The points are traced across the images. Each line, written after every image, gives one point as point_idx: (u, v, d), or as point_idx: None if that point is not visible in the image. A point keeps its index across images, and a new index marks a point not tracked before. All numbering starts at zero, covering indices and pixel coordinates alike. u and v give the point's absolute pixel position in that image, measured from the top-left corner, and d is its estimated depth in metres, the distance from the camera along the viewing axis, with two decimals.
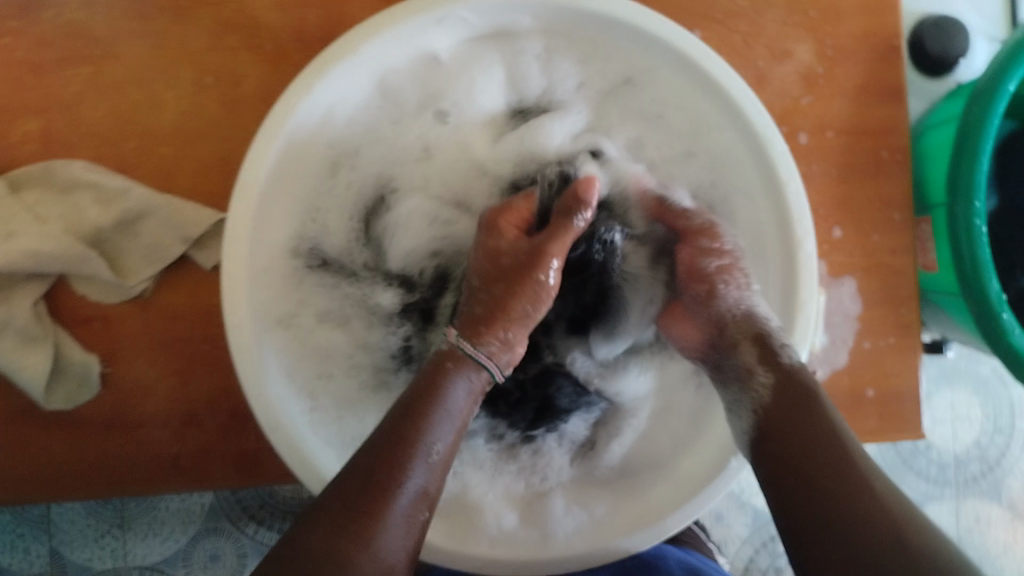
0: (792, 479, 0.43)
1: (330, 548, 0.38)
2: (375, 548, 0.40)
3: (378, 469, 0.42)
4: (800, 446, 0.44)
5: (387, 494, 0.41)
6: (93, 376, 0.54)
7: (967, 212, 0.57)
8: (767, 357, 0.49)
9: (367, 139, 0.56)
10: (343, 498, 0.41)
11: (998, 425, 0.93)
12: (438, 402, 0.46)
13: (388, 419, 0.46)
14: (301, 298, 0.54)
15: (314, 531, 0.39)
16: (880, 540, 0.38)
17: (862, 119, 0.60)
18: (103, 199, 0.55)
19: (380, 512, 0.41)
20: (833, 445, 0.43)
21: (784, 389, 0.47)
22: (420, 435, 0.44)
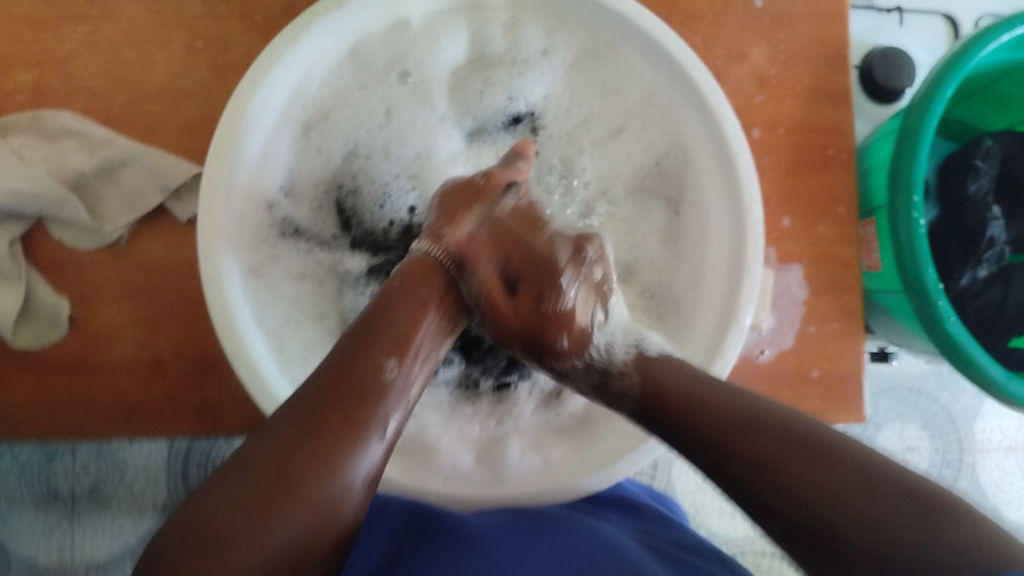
0: (682, 419, 0.44)
1: (282, 458, 0.40)
2: (333, 459, 0.41)
3: (328, 388, 0.44)
4: (701, 409, 0.44)
5: (344, 409, 0.43)
6: (61, 318, 0.57)
7: (906, 205, 0.62)
8: (604, 391, 0.50)
9: (336, 103, 0.57)
10: (301, 412, 0.42)
11: (947, 458, 1.07)
12: (406, 310, 0.49)
13: (361, 319, 0.49)
14: (273, 254, 0.55)
15: (264, 446, 0.41)
16: (776, 466, 0.39)
17: (810, 119, 0.64)
18: (88, 146, 0.59)
19: (343, 425, 0.42)
20: (712, 384, 0.45)
21: (655, 368, 0.48)
22: (371, 353, 0.46)
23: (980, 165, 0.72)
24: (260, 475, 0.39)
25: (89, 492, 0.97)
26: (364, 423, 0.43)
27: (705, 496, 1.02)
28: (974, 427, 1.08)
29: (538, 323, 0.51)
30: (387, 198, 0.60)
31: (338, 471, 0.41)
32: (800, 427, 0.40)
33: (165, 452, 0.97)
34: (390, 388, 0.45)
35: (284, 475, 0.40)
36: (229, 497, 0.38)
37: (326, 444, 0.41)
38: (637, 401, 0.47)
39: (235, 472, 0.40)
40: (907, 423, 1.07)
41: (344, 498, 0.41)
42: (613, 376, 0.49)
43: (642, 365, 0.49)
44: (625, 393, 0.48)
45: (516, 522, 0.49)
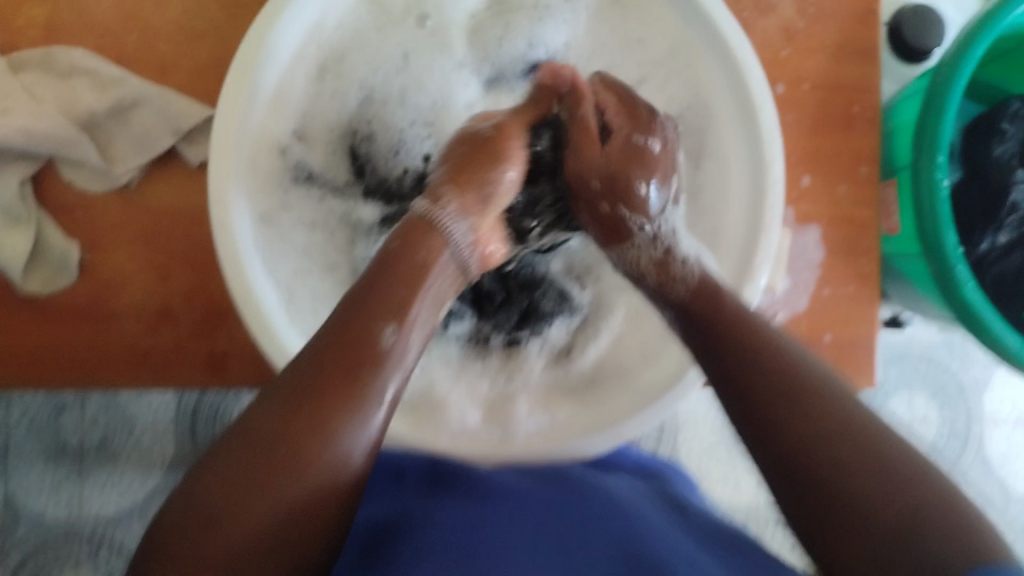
0: (728, 348, 0.45)
1: (282, 433, 0.39)
2: (333, 431, 0.39)
3: (326, 355, 0.41)
4: (746, 347, 0.45)
5: (342, 379, 0.41)
6: (71, 262, 0.56)
7: (930, 165, 0.61)
8: (659, 291, 0.51)
9: (352, 46, 0.56)
10: (297, 379, 0.40)
11: (955, 430, 1.07)
12: (404, 271, 0.46)
13: (360, 279, 0.45)
14: (284, 200, 0.55)
15: (262, 418, 0.39)
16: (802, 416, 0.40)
17: (837, 75, 0.62)
18: (99, 84, 0.58)
19: (339, 399, 0.40)
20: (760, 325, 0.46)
21: (715, 295, 0.48)
22: (371, 318, 0.43)
23: (1007, 128, 0.71)
24: (259, 452, 0.38)
25: (98, 447, 0.97)
26: (365, 391, 0.41)
27: (711, 462, 1.02)
28: (982, 399, 1.07)
29: (617, 168, 0.54)
30: (402, 145, 0.59)
31: (339, 444, 0.39)
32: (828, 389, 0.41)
33: (173, 407, 0.97)
34: (386, 355, 0.43)
35: (275, 445, 0.38)
36: (227, 464, 0.38)
37: (326, 416, 0.39)
38: (687, 299, 0.49)
39: (232, 439, 0.39)
40: (917, 393, 1.06)
41: (346, 472, 0.39)
42: (674, 280, 0.50)
43: (705, 289, 0.49)
44: (683, 293, 0.49)
45: (540, 484, 0.50)
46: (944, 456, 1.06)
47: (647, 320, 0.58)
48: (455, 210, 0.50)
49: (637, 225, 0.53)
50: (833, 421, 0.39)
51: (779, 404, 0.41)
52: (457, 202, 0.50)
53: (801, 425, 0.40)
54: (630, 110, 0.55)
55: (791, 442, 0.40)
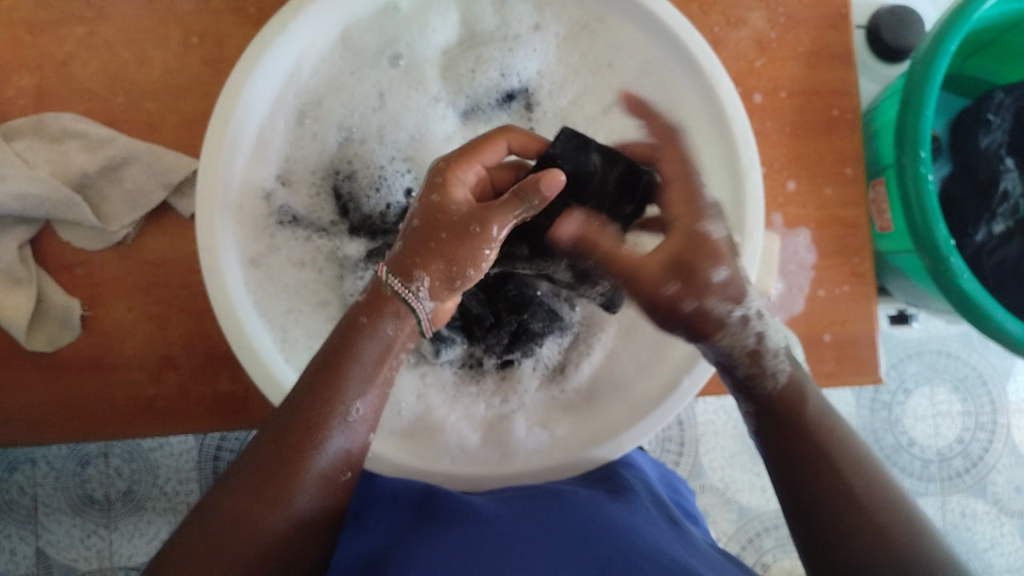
0: (775, 441, 0.46)
1: (239, 513, 0.41)
2: (288, 512, 0.42)
3: (290, 434, 0.43)
4: (797, 440, 0.45)
5: (297, 459, 0.43)
6: (74, 319, 0.57)
7: (913, 161, 0.61)
8: (746, 383, 0.47)
9: (329, 89, 0.57)
10: (256, 460, 0.42)
11: (979, 422, 1.06)
12: (368, 343, 0.46)
13: (322, 350, 0.46)
14: (272, 243, 0.56)
15: (224, 496, 0.41)
16: (852, 523, 0.41)
17: (812, 80, 0.63)
18: (90, 146, 0.59)
19: (295, 478, 0.42)
20: (805, 416, 0.45)
21: (786, 407, 0.46)
22: (339, 394, 0.44)
23: (993, 119, 0.71)
24: (214, 531, 0.40)
25: (124, 496, 0.98)
26: (317, 469, 0.43)
27: (734, 470, 1.01)
28: (1005, 388, 1.06)
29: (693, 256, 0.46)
30: (382, 182, 0.59)
31: (292, 522, 0.42)
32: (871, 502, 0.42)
33: (196, 453, 0.98)
34: (345, 432, 0.44)
35: (238, 527, 0.40)
36: (191, 539, 0.40)
37: (280, 497, 0.42)
38: (772, 401, 0.46)
39: (195, 519, 0.41)
40: (937, 387, 1.05)
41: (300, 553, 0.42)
42: (757, 377, 0.46)
43: (797, 394, 0.46)
44: (769, 392, 0.46)
45: (524, 505, 0.48)
46: (971, 448, 1.05)
47: (640, 333, 0.59)
48: (424, 285, 0.47)
49: (733, 321, 0.46)
50: (863, 508, 0.41)
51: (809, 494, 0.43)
52: (430, 281, 0.47)
53: (828, 515, 0.42)
54: (688, 201, 0.49)
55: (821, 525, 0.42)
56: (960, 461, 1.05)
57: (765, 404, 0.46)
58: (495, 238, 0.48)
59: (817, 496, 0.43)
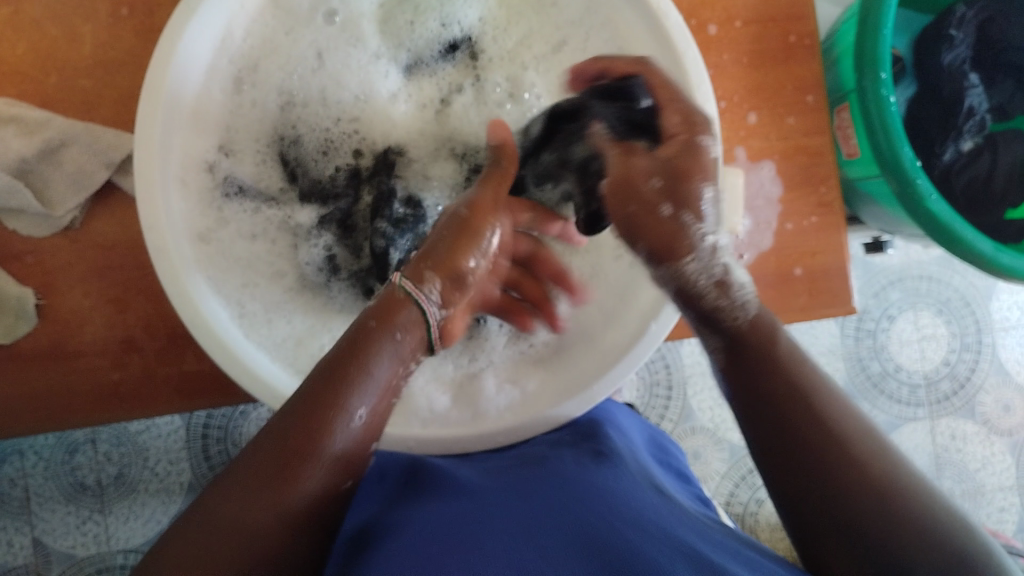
0: (749, 377, 0.44)
1: (235, 519, 0.37)
2: (287, 516, 0.39)
3: (296, 441, 0.40)
4: (779, 386, 0.43)
5: (297, 462, 0.40)
6: (29, 309, 0.56)
7: (874, 84, 0.59)
8: (705, 319, 0.45)
9: (264, 54, 0.56)
10: (253, 461, 0.40)
11: (965, 343, 1.05)
12: (373, 345, 0.44)
13: (332, 349, 0.44)
14: (221, 216, 0.54)
15: (220, 500, 0.38)
16: (829, 459, 0.40)
17: (767, 7, 0.61)
18: (25, 131, 0.57)
19: (294, 483, 0.39)
20: (783, 360, 0.43)
21: (760, 355, 0.44)
22: (347, 399, 0.42)
23: (955, 34, 0.69)
24: (206, 535, 0.37)
25: (116, 481, 0.97)
26: (315, 473, 0.40)
27: (723, 409, 1.01)
28: (989, 307, 1.06)
29: (676, 177, 0.44)
30: (330, 144, 0.58)
31: (291, 529, 0.39)
32: (852, 440, 0.40)
33: (183, 432, 0.97)
34: (349, 434, 0.42)
35: (231, 533, 0.37)
36: (182, 546, 0.36)
37: (277, 501, 0.39)
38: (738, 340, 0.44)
39: (182, 525, 0.38)
40: (921, 311, 1.05)
41: (295, 560, 0.39)
42: (721, 312, 0.44)
43: (765, 328, 0.44)
44: (737, 330, 0.44)
45: (510, 474, 0.49)
46: (958, 369, 1.05)
47: (605, 281, 0.58)
48: (436, 290, 0.48)
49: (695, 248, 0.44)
50: (843, 441, 0.40)
51: (777, 440, 0.42)
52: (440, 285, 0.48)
53: (807, 442, 0.41)
54: (670, 104, 0.47)
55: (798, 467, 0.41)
56: (948, 383, 1.05)
57: (732, 340, 0.44)
58: (493, 229, 0.51)
59: (785, 437, 0.42)
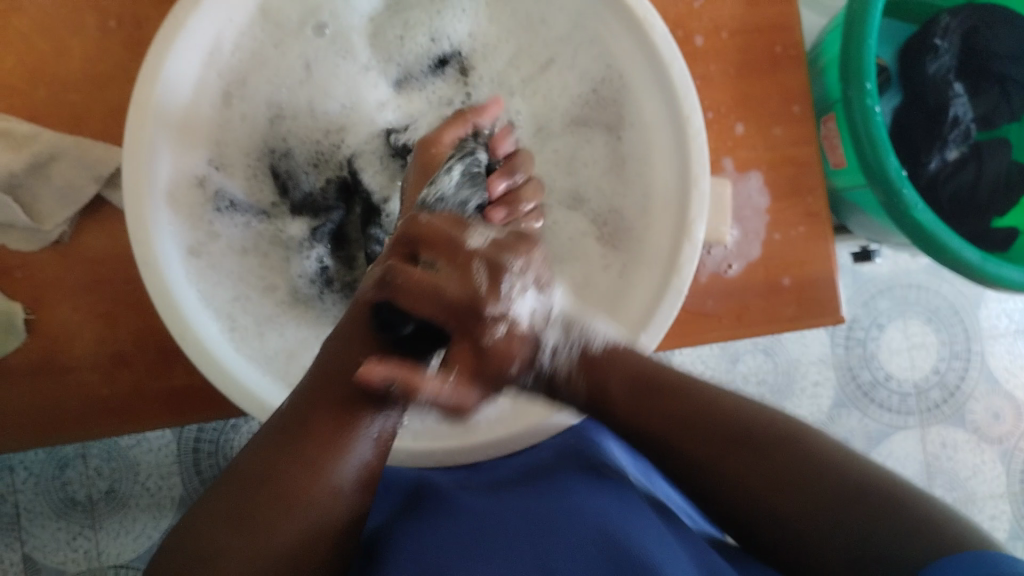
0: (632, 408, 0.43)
1: (268, 476, 0.41)
2: (320, 478, 0.41)
3: (324, 402, 0.43)
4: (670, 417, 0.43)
5: (327, 418, 0.42)
6: (18, 324, 0.56)
7: (859, 94, 0.60)
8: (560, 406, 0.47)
9: (252, 67, 0.55)
10: (286, 421, 0.43)
11: (955, 351, 1.06)
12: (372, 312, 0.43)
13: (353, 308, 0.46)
14: (212, 230, 0.54)
15: (253, 460, 0.42)
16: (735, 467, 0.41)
17: (753, 18, 0.61)
18: (13, 145, 0.57)
19: (326, 443, 0.42)
20: (655, 392, 0.44)
21: (604, 376, 0.44)
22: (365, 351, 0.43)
23: (939, 44, 0.70)
24: (238, 496, 0.41)
25: (106, 496, 0.97)
26: (348, 430, 0.43)
27: None
28: (978, 315, 1.06)
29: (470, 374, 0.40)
30: (320, 156, 0.59)
31: (327, 490, 0.42)
32: (769, 431, 0.41)
33: (174, 446, 0.97)
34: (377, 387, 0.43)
35: (263, 490, 0.41)
36: (216, 508, 0.41)
37: (307, 457, 0.42)
38: (584, 398, 0.45)
39: (221, 485, 0.42)
40: (910, 319, 1.05)
41: (334, 519, 0.42)
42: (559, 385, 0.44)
43: (599, 365, 0.44)
44: (572, 386, 0.44)
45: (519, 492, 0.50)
46: (948, 377, 1.06)
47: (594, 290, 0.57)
48: None
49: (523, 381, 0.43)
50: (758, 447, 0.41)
51: (696, 450, 0.42)
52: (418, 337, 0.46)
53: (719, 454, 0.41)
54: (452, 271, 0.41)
55: (748, 468, 0.40)
56: (938, 392, 1.06)
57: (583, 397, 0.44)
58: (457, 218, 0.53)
59: (717, 449, 0.41)
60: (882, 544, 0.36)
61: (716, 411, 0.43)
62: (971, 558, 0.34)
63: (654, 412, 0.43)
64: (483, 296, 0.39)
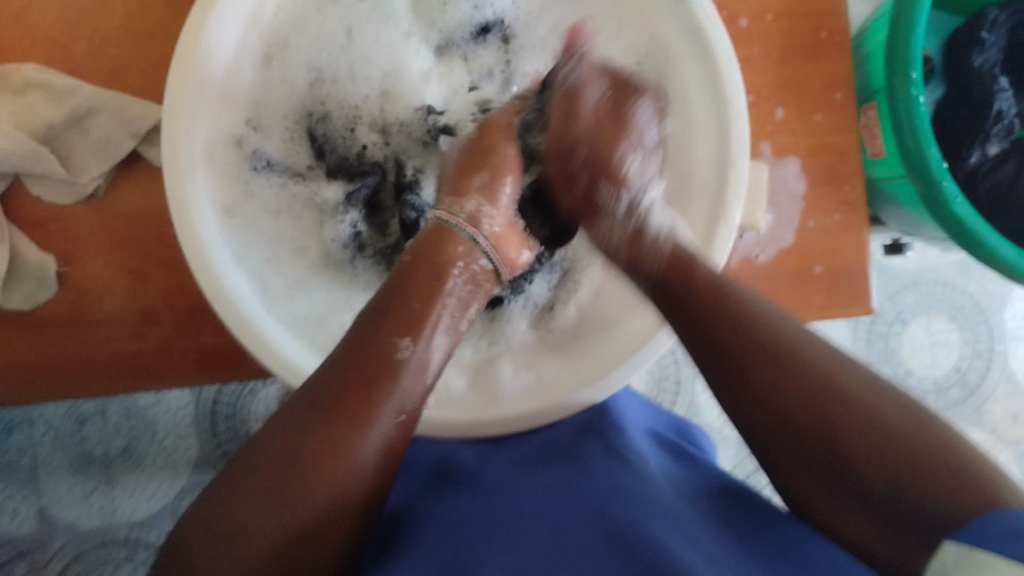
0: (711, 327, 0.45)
1: (293, 452, 0.39)
2: (345, 456, 0.40)
3: (348, 379, 0.41)
4: (742, 346, 0.43)
5: (353, 395, 0.41)
6: (50, 277, 0.56)
7: (904, 83, 0.59)
8: (632, 261, 0.50)
9: (294, 28, 0.55)
10: (309, 397, 0.41)
11: (977, 351, 1.05)
12: (401, 296, 0.45)
13: (378, 291, 0.46)
14: (247, 189, 0.54)
15: (279, 434, 0.40)
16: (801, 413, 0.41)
17: (800, 1, 0.60)
18: (53, 97, 0.57)
19: (352, 421, 0.40)
20: (724, 335, 0.44)
21: (694, 264, 0.47)
22: (389, 333, 0.43)
23: (986, 37, 0.69)
24: (263, 469, 0.39)
25: (123, 454, 0.97)
26: (374, 407, 0.41)
27: None
28: (1003, 316, 1.05)
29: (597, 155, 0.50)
30: (357, 121, 0.59)
31: (351, 468, 0.40)
32: (840, 383, 0.40)
33: (193, 408, 0.98)
34: (400, 368, 0.42)
35: (289, 469, 0.39)
36: (238, 481, 0.39)
37: (332, 434, 0.40)
38: (662, 270, 0.48)
39: (243, 459, 0.40)
40: (935, 316, 1.05)
41: (357, 499, 0.40)
42: (647, 251, 0.49)
43: (683, 262, 0.47)
44: (660, 268, 0.48)
45: (552, 466, 0.51)
46: (968, 377, 1.05)
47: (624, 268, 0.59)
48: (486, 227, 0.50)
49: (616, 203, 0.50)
50: (819, 390, 0.40)
51: (766, 400, 0.42)
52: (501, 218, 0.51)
53: (790, 404, 0.41)
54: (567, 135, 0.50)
55: (809, 441, 0.40)
56: (958, 391, 1.05)
57: (663, 278, 0.47)
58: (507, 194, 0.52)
59: (785, 410, 0.41)
60: (935, 507, 0.35)
61: (781, 331, 0.43)
62: (1010, 511, 0.33)
63: (715, 326, 0.44)
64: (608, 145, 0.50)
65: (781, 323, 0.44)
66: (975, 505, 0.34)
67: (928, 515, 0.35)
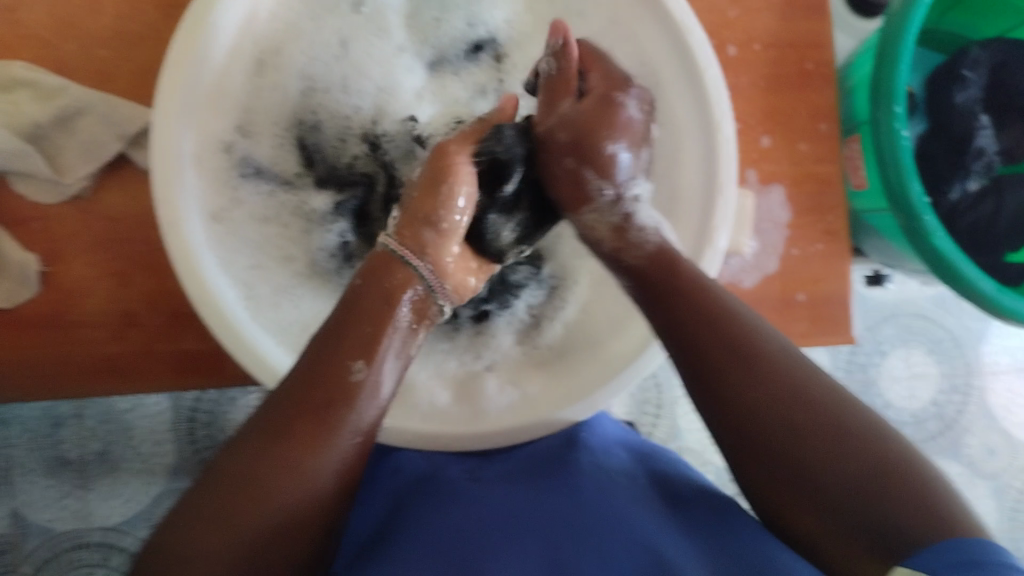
0: (692, 340, 0.44)
1: (252, 474, 0.39)
2: (304, 480, 0.39)
3: (306, 402, 0.40)
4: (720, 357, 0.43)
5: (312, 419, 0.40)
6: (30, 275, 0.56)
7: (887, 117, 0.60)
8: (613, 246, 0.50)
9: (288, 38, 0.56)
10: (266, 419, 0.41)
11: (955, 384, 1.06)
12: (360, 316, 0.43)
13: (334, 310, 0.44)
14: (235, 196, 0.55)
15: (238, 459, 0.40)
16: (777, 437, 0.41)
17: (787, 33, 0.62)
18: (43, 96, 0.57)
19: (308, 444, 0.40)
20: (705, 353, 0.44)
21: (667, 258, 0.48)
22: (344, 356, 0.41)
23: (968, 75, 0.70)
24: (222, 492, 0.39)
25: (99, 457, 0.97)
26: (332, 431, 0.40)
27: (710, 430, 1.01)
28: (980, 350, 1.06)
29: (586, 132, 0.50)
30: (348, 130, 0.58)
31: (310, 491, 0.40)
32: (823, 407, 0.41)
33: (171, 414, 0.97)
34: (355, 391, 0.41)
35: (248, 494, 0.39)
36: (199, 508, 0.39)
37: (290, 457, 0.39)
38: (642, 271, 0.48)
39: (201, 487, 0.40)
40: (913, 349, 1.05)
41: (322, 520, 0.40)
42: (630, 245, 0.49)
43: (666, 258, 0.48)
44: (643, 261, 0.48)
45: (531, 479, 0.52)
46: (946, 410, 1.06)
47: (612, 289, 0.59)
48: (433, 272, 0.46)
49: (598, 190, 0.51)
50: (794, 413, 0.41)
51: (744, 420, 0.42)
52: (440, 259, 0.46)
53: (761, 426, 0.41)
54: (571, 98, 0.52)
55: (785, 451, 0.41)
56: (936, 423, 1.05)
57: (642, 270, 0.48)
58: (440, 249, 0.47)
59: (762, 425, 0.41)
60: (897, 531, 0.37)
61: (755, 340, 0.43)
62: (968, 544, 0.35)
63: (698, 338, 0.44)
64: (605, 109, 0.51)
65: (765, 340, 0.43)
66: (936, 532, 0.36)
67: (891, 535, 0.37)
